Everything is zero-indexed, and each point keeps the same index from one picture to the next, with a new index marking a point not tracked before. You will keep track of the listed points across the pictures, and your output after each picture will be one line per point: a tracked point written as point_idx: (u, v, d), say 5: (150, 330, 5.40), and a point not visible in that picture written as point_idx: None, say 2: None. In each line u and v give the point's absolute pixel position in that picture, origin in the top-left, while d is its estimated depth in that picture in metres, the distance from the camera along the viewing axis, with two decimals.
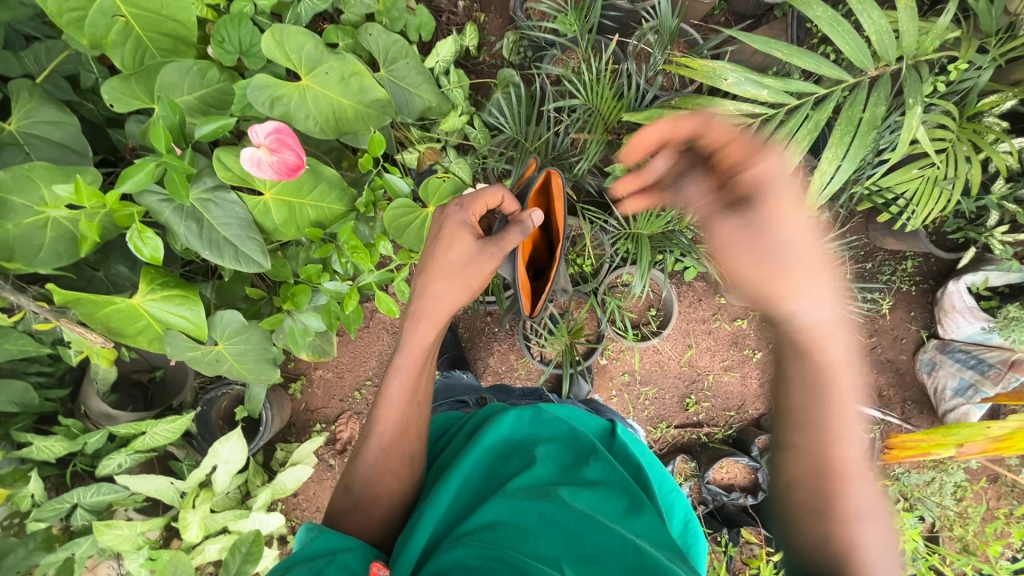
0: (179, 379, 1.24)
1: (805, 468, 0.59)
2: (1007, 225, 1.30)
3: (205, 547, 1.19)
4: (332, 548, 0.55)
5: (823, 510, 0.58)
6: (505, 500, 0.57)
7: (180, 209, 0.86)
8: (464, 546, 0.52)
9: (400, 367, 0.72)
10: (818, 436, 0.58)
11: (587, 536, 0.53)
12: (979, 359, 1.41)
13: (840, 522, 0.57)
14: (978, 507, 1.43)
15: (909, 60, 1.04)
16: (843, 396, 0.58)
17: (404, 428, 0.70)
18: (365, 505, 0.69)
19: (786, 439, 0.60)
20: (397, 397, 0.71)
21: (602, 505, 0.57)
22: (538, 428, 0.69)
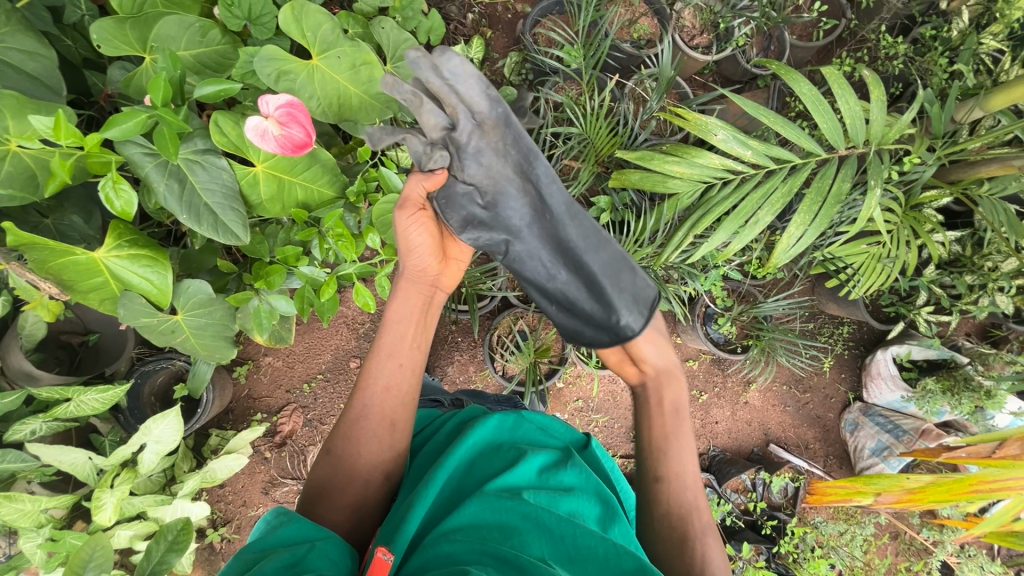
0: (117, 345, 1.14)
1: (665, 497, 0.72)
2: (932, 306, 1.44)
3: (117, 532, 1.09)
4: (309, 537, 0.53)
5: (675, 525, 0.71)
6: (490, 497, 0.57)
7: (163, 165, 0.81)
8: (453, 543, 0.52)
9: (389, 329, 0.75)
10: (673, 469, 0.73)
11: (570, 538, 0.54)
12: (895, 425, 1.53)
13: (689, 540, 0.70)
14: (882, 560, 1.55)
15: (873, 146, 1.15)
16: (687, 435, 0.76)
17: (388, 388, 0.71)
18: (342, 474, 0.67)
19: (652, 477, 0.74)
20: (387, 359, 0.73)
21: (581, 510, 0.59)
22: (515, 429, 0.69)
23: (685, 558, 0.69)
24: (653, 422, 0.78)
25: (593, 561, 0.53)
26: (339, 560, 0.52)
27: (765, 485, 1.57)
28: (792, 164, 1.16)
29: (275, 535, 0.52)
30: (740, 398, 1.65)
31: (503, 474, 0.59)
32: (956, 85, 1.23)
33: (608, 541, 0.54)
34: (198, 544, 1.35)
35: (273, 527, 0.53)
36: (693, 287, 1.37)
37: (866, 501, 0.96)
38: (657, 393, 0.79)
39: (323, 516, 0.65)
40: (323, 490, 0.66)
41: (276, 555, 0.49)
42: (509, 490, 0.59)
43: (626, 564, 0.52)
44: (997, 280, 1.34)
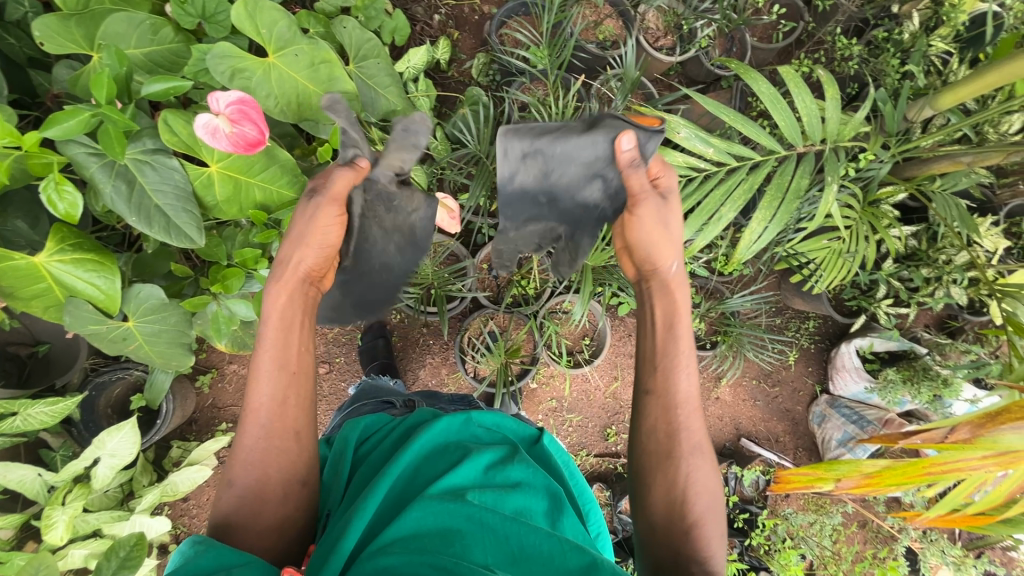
0: (69, 355, 1.09)
1: (653, 412, 0.74)
2: (891, 299, 1.49)
3: (70, 551, 1.04)
4: (227, 565, 0.50)
5: (664, 441, 0.73)
6: (432, 501, 0.55)
7: (109, 166, 0.78)
8: (392, 554, 0.50)
9: (265, 339, 0.70)
10: (665, 389, 0.74)
11: (514, 538, 0.53)
12: (860, 416, 1.57)
13: (674, 457, 0.72)
14: (850, 548, 1.58)
15: (830, 143, 1.18)
16: (685, 352, 0.75)
17: (284, 400, 0.67)
18: (252, 502, 0.64)
19: (643, 390, 0.76)
20: (274, 371, 0.68)
21: (529, 507, 0.59)
22: (460, 432, 0.69)
23: (665, 472, 0.72)
24: (650, 333, 0.78)
25: (538, 562, 0.52)
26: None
27: (737, 479, 1.61)
28: (753, 161, 1.18)
29: (184, 569, 0.49)
30: (711, 393, 1.67)
31: (447, 476, 0.59)
32: (907, 84, 1.28)
33: (552, 538, 0.53)
34: (161, 561, 1.30)
35: (181, 562, 0.50)
36: None
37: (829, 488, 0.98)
38: (652, 307, 0.80)
39: (241, 545, 0.62)
40: (235, 519, 0.63)
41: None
42: (454, 492, 0.58)
43: (571, 561, 0.51)
44: (951, 273, 1.39)
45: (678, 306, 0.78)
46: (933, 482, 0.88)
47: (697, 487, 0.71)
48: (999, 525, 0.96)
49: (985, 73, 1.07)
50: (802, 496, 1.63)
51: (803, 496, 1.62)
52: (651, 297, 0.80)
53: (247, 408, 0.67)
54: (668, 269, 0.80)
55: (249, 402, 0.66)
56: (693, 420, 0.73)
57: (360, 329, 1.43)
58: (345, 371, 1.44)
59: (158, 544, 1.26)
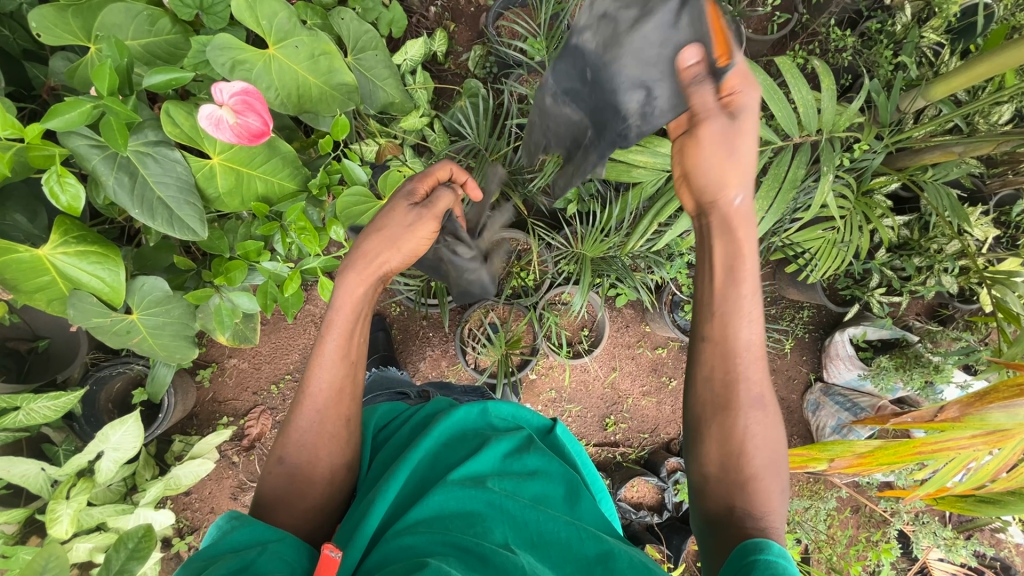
0: (69, 350, 1.09)
1: (709, 361, 0.64)
2: (884, 288, 1.51)
3: (75, 545, 1.05)
4: (263, 539, 0.51)
5: (722, 390, 0.63)
6: (453, 486, 0.56)
7: (112, 158, 0.78)
8: (415, 535, 0.51)
9: (334, 323, 0.67)
10: (725, 339, 0.63)
11: (533, 524, 0.54)
12: (853, 403, 1.60)
13: (733, 412, 0.62)
14: (844, 532, 1.61)
15: (825, 133, 1.19)
16: (747, 296, 0.63)
17: (340, 390, 0.66)
18: (295, 485, 0.64)
19: (699, 335, 0.65)
20: (336, 359, 0.66)
21: (546, 494, 0.59)
22: (479, 421, 0.69)
23: (722, 427, 0.63)
24: (706, 273, 0.66)
25: (557, 547, 0.52)
26: (296, 562, 0.50)
27: None
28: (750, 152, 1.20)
29: (223, 543, 0.49)
30: None
31: (467, 462, 0.59)
32: (900, 75, 1.29)
33: (571, 525, 0.54)
34: (163, 554, 1.30)
35: (219, 535, 0.50)
36: (659, 275, 1.40)
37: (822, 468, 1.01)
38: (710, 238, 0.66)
39: (280, 523, 0.62)
40: (277, 499, 0.63)
41: (221, 564, 0.46)
42: (473, 478, 0.58)
43: (588, 548, 0.52)
44: (942, 261, 1.42)
45: (739, 238, 0.64)
46: (921, 459, 0.91)
47: (758, 447, 0.62)
48: (988, 506, 0.99)
49: (978, 64, 1.09)
50: (797, 482, 1.66)
51: (799, 482, 1.64)
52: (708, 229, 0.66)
53: (304, 391, 0.66)
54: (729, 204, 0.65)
55: (306, 386, 0.65)
56: (757, 371, 0.63)
57: None
58: None
59: (162, 537, 1.26)
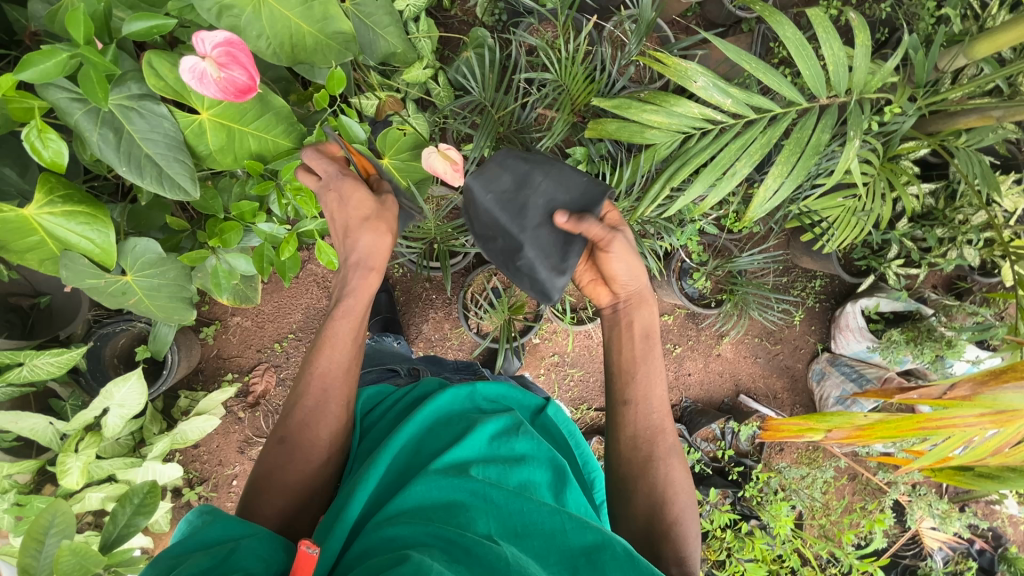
0: (70, 307, 1.08)
1: (631, 420, 0.74)
2: (902, 260, 1.45)
3: (87, 495, 1.08)
4: (236, 534, 0.51)
5: (640, 446, 0.73)
6: (436, 476, 0.55)
7: (95, 113, 0.74)
8: (395, 527, 0.51)
9: (347, 309, 0.72)
10: (639, 396, 0.75)
11: (518, 514, 0.53)
12: (860, 374, 1.58)
13: (654, 461, 0.73)
14: (840, 500, 1.63)
15: (855, 94, 1.11)
16: (653, 359, 0.77)
17: (348, 372, 0.70)
18: (290, 471, 0.64)
19: (621, 399, 0.76)
20: (347, 345, 0.71)
21: (533, 479, 0.59)
22: (465, 404, 0.68)
23: (648, 477, 0.72)
24: (625, 342, 0.78)
25: (540, 536, 0.52)
26: (268, 557, 0.50)
27: (734, 434, 1.61)
28: (772, 114, 1.13)
29: (192, 537, 0.49)
30: (712, 350, 1.68)
31: (451, 450, 0.58)
32: (942, 30, 1.19)
33: (555, 514, 0.53)
34: (175, 503, 1.34)
35: (189, 527, 0.50)
36: (669, 242, 1.35)
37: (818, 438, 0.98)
38: (628, 319, 0.79)
39: (269, 501, 0.63)
40: (271, 481, 0.64)
41: (190, 561, 0.46)
42: (457, 467, 0.57)
43: (573, 540, 0.51)
44: (966, 233, 1.36)
45: (648, 315, 0.79)
46: (925, 434, 0.87)
47: (676, 492, 0.72)
48: (986, 480, 0.97)
49: None
50: (796, 450, 1.70)
51: (797, 451, 1.68)
52: (627, 310, 0.80)
53: (317, 373, 0.68)
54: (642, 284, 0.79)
55: (316, 368, 0.69)
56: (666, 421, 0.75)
57: None
58: None
59: (172, 487, 1.30)
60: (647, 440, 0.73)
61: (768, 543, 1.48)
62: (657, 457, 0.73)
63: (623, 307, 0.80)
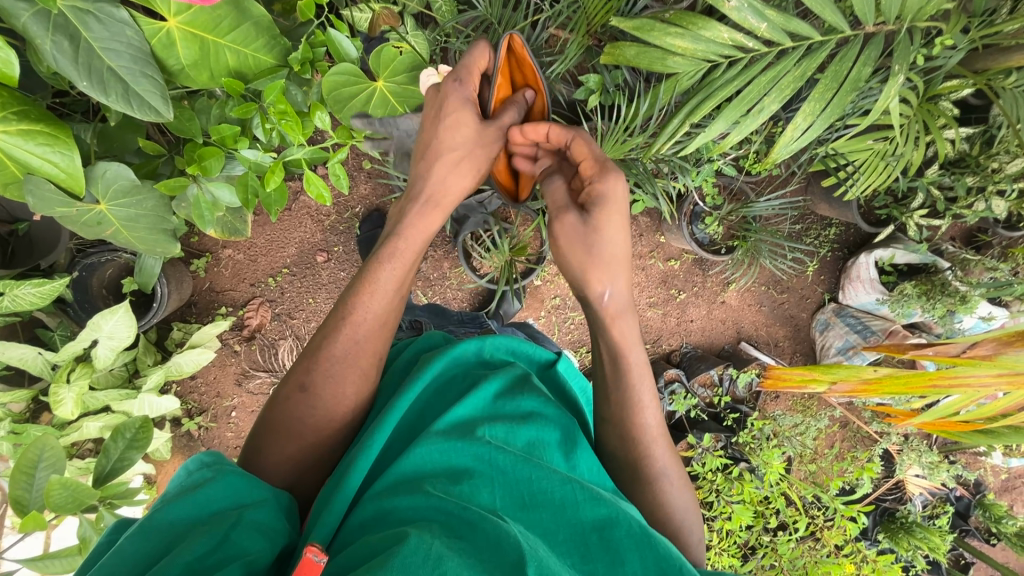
0: (51, 235, 1.03)
1: (611, 441, 0.69)
2: (926, 210, 1.39)
3: (84, 424, 1.08)
4: (240, 501, 0.48)
5: (629, 465, 0.68)
6: (439, 440, 0.52)
7: (45, 16, 0.65)
8: (396, 497, 0.48)
9: (395, 254, 0.66)
10: (623, 418, 0.67)
11: (525, 481, 0.51)
12: (865, 326, 1.55)
13: (642, 465, 0.68)
14: (831, 447, 1.66)
15: (906, 22, 0.99)
16: (642, 378, 0.68)
17: (384, 321, 0.64)
18: (307, 422, 0.60)
19: (601, 419, 0.70)
20: (388, 290, 0.64)
21: (540, 439, 0.56)
22: (471, 361, 0.64)
23: (638, 492, 0.68)
24: (599, 354, 0.70)
25: (547, 507, 0.50)
26: (272, 529, 0.48)
27: (731, 380, 1.61)
28: (810, 43, 1.01)
29: (192, 502, 0.45)
30: (717, 297, 1.64)
31: (453, 410, 0.55)
32: None
33: (566, 485, 0.51)
34: (175, 432, 1.36)
35: (190, 487, 0.47)
36: (683, 183, 1.27)
37: (820, 390, 0.95)
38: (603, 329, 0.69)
39: (283, 452, 0.60)
40: (284, 430, 0.60)
41: (192, 540, 0.42)
42: (461, 428, 0.54)
43: (583, 513, 0.49)
44: (998, 183, 1.28)
45: (629, 330, 0.67)
46: (930, 394, 0.84)
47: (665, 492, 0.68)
48: (980, 436, 0.96)
49: None
50: (792, 397, 1.70)
51: (792, 398, 1.68)
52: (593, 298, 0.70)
53: (348, 318, 0.63)
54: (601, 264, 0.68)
55: (350, 313, 0.62)
56: (658, 444, 0.68)
57: (359, 217, 1.35)
58: (344, 261, 1.37)
59: (170, 416, 1.31)
60: (630, 466, 0.68)
61: (757, 485, 1.52)
62: (645, 480, 0.67)
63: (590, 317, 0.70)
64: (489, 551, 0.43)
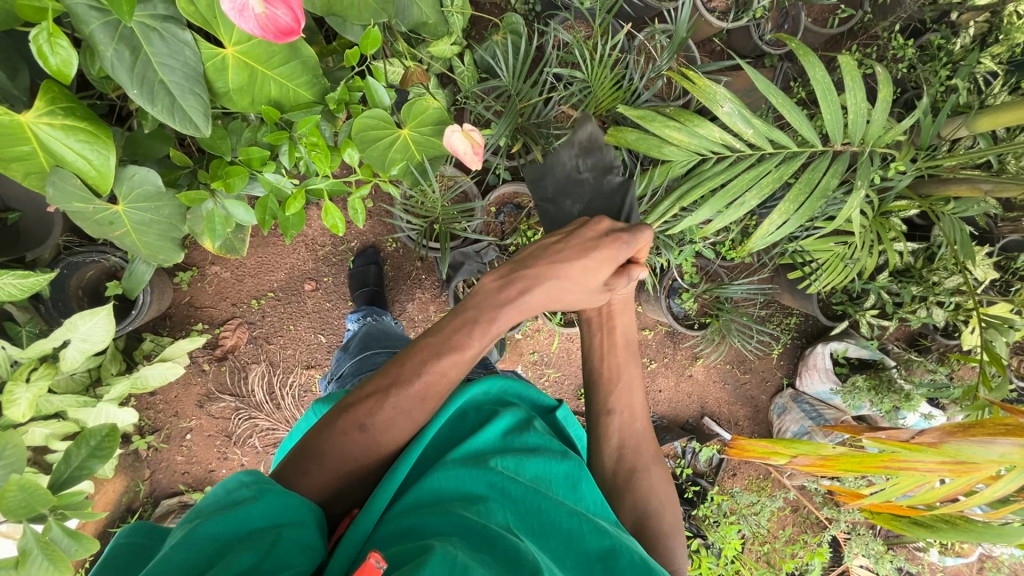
0: (41, 230, 1.01)
1: (614, 430, 0.76)
2: (876, 310, 1.51)
3: (32, 429, 1.02)
4: (277, 520, 0.46)
5: (623, 457, 0.75)
6: (454, 467, 0.54)
7: (114, 27, 0.69)
8: (417, 517, 0.50)
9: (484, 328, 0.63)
10: (621, 404, 0.76)
11: (535, 510, 0.53)
12: (819, 413, 1.64)
13: (639, 470, 0.75)
14: (783, 529, 1.70)
15: (868, 146, 1.14)
16: (632, 365, 0.79)
17: (448, 373, 0.60)
18: (348, 456, 0.56)
19: (604, 410, 0.76)
20: (457, 344, 0.61)
21: (547, 474, 0.59)
22: (483, 397, 0.66)
23: (633, 488, 0.74)
24: (604, 350, 0.78)
25: (555, 535, 0.52)
26: (311, 548, 0.47)
27: (694, 454, 1.69)
28: (788, 151, 1.15)
29: (229, 520, 0.43)
30: (685, 371, 1.72)
31: (468, 440, 0.57)
32: (951, 100, 1.23)
33: (573, 516, 0.53)
34: (122, 449, 1.28)
35: (227, 505, 0.45)
36: (666, 259, 1.37)
37: (784, 462, 0.95)
38: (611, 324, 0.79)
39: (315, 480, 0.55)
40: (320, 454, 0.56)
41: (234, 557, 0.41)
42: (475, 457, 0.56)
43: (589, 543, 0.52)
44: (938, 294, 1.43)
45: (627, 321, 0.79)
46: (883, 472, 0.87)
47: (661, 499, 0.74)
48: (919, 528, 0.97)
49: None
50: (748, 477, 1.75)
51: (749, 477, 1.73)
52: (609, 316, 0.79)
53: (424, 366, 0.59)
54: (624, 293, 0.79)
55: (431, 364, 0.59)
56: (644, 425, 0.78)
57: (353, 252, 1.37)
58: (331, 292, 1.38)
59: (122, 432, 1.24)
60: (629, 449, 0.76)
61: (712, 563, 1.53)
62: (641, 466, 0.75)
63: (604, 316, 0.79)
64: (509, 566, 0.44)
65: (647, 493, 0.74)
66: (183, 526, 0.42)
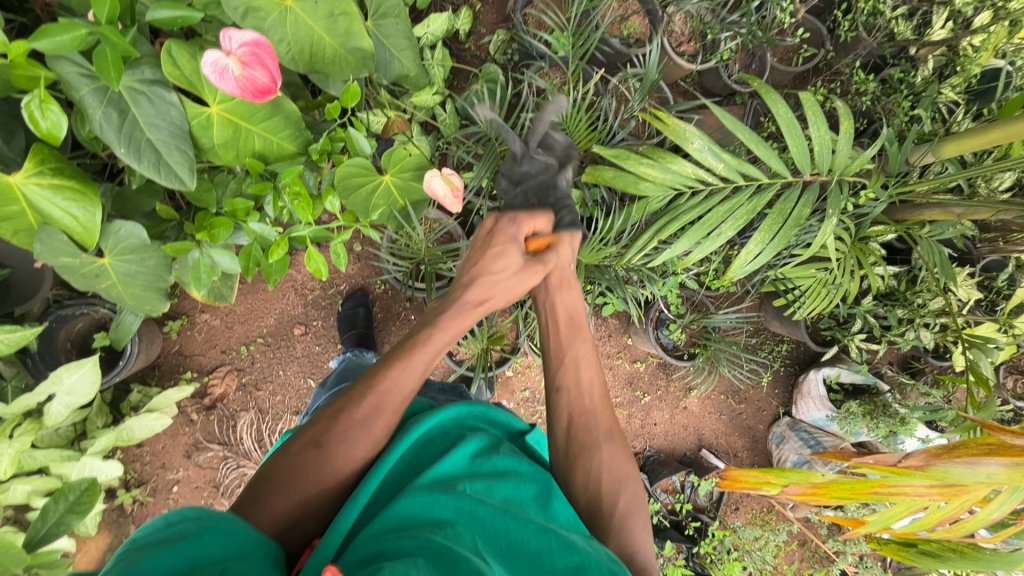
0: (32, 285, 1.03)
1: (563, 408, 0.77)
2: (864, 334, 1.50)
3: (12, 486, 1.01)
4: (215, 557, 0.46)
5: (576, 436, 0.75)
6: (423, 492, 0.54)
7: (103, 91, 0.73)
8: (385, 542, 0.49)
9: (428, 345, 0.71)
10: (567, 379, 0.78)
11: (502, 531, 0.54)
12: (817, 441, 1.61)
13: (589, 447, 0.74)
14: (789, 564, 1.66)
15: (836, 176, 1.18)
16: (581, 341, 0.82)
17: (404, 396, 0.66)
18: (310, 478, 0.59)
19: (553, 386, 0.79)
20: (411, 368, 0.68)
21: (516, 494, 0.59)
22: (452, 426, 0.67)
23: (583, 463, 0.73)
24: (551, 326, 0.84)
25: (525, 556, 0.52)
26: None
27: (693, 487, 1.63)
28: (760, 183, 1.18)
29: (167, 553, 0.43)
30: (679, 403, 1.70)
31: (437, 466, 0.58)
32: (915, 129, 1.28)
33: (541, 535, 0.54)
34: (107, 504, 1.26)
35: (163, 541, 0.45)
36: (651, 291, 1.38)
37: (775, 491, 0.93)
38: (553, 302, 0.85)
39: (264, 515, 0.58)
40: (268, 485, 0.60)
41: None
42: (443, 482, 0.57)
43: (558, 560, 0.52)
44: (924, 316, 1.44)
45: (570, 297, 0.86)
46: (873, 500, 0.86)
47: (615, 477, 0.73)
48: (928, 558, 0.94)
49: (992, 129, 1.08)
50: (751, 510, 1.71)
51: (752, 511, 1.70)
52: (551, 293, 0.86)
53: (373, 386, 0.65)
54: (567, 269, 0.87)
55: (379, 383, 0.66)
56: (596, 404, 0.77)
57: (342, 295, 1.38)
58: (320, 336, 1.39)
59: (106, 486, 1.22)
60: (573, 424, 0.76)
61: None
62: (592, 442, 0.74)
63: (545, 289, 0.86)
64: None
65: (594, 466, 0.72)
66: (117, 562, 0.42)
